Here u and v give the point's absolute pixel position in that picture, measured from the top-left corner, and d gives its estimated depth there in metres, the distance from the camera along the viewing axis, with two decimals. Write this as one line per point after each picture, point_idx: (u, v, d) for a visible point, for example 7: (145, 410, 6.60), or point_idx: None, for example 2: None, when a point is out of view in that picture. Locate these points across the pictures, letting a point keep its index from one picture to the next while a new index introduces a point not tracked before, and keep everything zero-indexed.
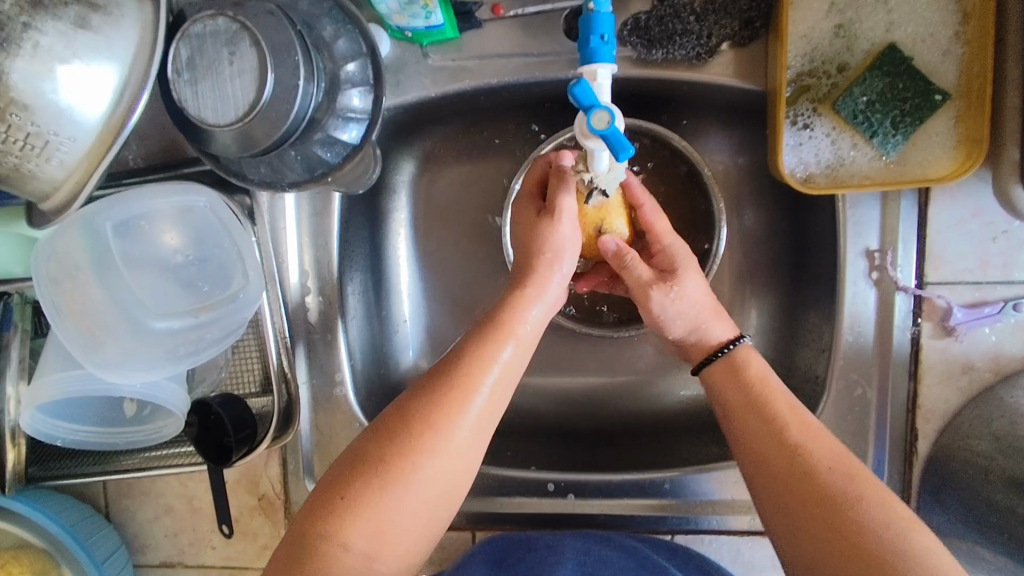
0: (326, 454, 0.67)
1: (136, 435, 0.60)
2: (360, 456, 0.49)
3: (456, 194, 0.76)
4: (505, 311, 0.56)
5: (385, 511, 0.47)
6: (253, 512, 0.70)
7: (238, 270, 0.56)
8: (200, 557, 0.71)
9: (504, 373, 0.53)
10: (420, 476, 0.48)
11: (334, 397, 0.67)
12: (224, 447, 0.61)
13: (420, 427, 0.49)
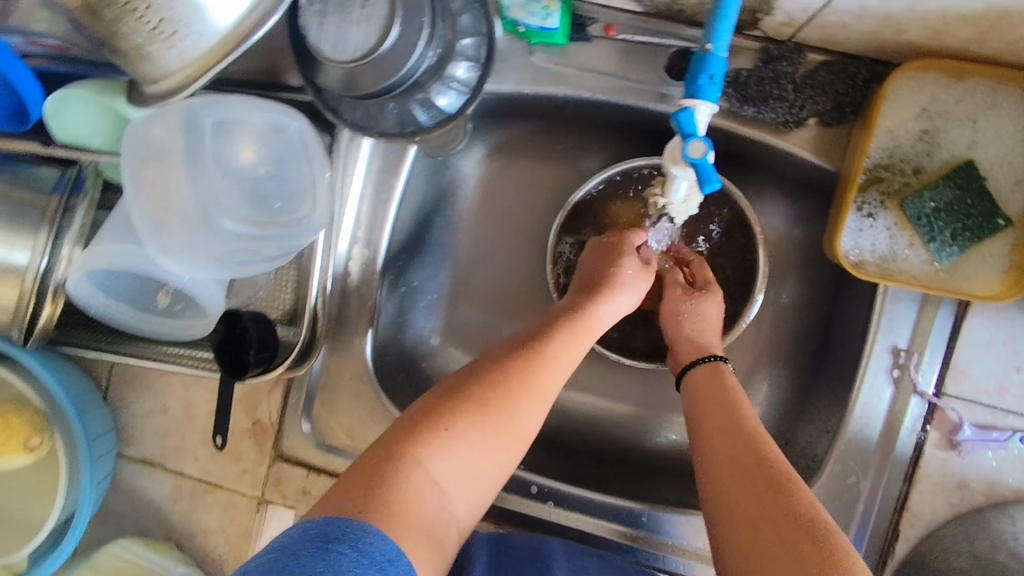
0: (326, 399, 0.71)
1: (163, 326, 0.63)
2: (442, 401, 0.58)
3: (516, 191, 0.79)
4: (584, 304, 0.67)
5: (463, 451, 0.56)
6: (244, 434, 0.72)
7: (310, 197, 0.58)
8: (180, 463, 0.73)
9: (574, 355, 0.64)
10: (497, 428, 0.58)
11: (351, 346, 0.71)
12: (241, 361, 0.62)
13: (492, 397, 0.58)
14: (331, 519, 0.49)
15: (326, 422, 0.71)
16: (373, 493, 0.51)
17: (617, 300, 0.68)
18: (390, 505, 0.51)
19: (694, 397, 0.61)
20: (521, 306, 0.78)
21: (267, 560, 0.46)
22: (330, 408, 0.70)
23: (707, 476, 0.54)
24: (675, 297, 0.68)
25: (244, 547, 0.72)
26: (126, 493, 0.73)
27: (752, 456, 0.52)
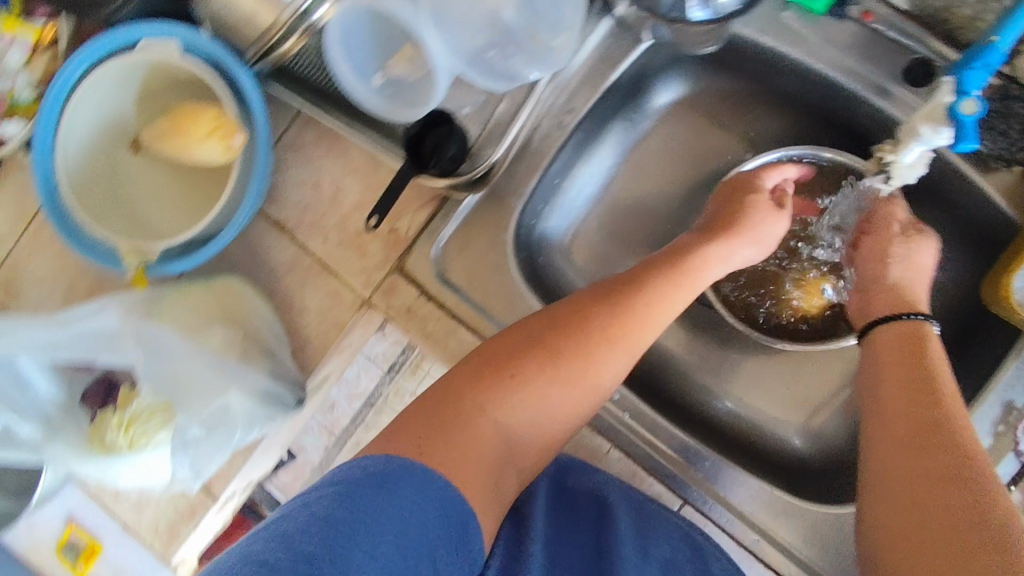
0: (465, 236, 0.74)
1: (365, 101, 0.65)
2: (523, 345, 0.64)
3: (689, 137, 0.84)
4: (694, 261, 0.70)
5: (532, 396, 0.63)
6: (377, 236, 0.75)
7: (564, 26, 0.67)
8: (309, 238, 0.76)
9: (670, 310, 0.67)
10: (566, 385, 0.63)
11: (505, 199, 0.74)
12: (426, 156, 0.66)
13: (562, 355, 0.64)
14: (392, 460, 0.55)
15: (454, 257, 0.75)
16: (442, 425, 0.59)
17: (734, 249, 0.72)
18: (452, 443, 0.58)
19: (882, 344, 0.64)
20: (639, 244, 0.84)
21: (323, 499, 0.51)
22: (467, 245, 0.74)
23: (878, 434, 0.57)
24: (890, 236, 0.69)
25: (333, 336, 0.75)
26: (247, 247, 0.77)
27: (930, 419, 0.54)
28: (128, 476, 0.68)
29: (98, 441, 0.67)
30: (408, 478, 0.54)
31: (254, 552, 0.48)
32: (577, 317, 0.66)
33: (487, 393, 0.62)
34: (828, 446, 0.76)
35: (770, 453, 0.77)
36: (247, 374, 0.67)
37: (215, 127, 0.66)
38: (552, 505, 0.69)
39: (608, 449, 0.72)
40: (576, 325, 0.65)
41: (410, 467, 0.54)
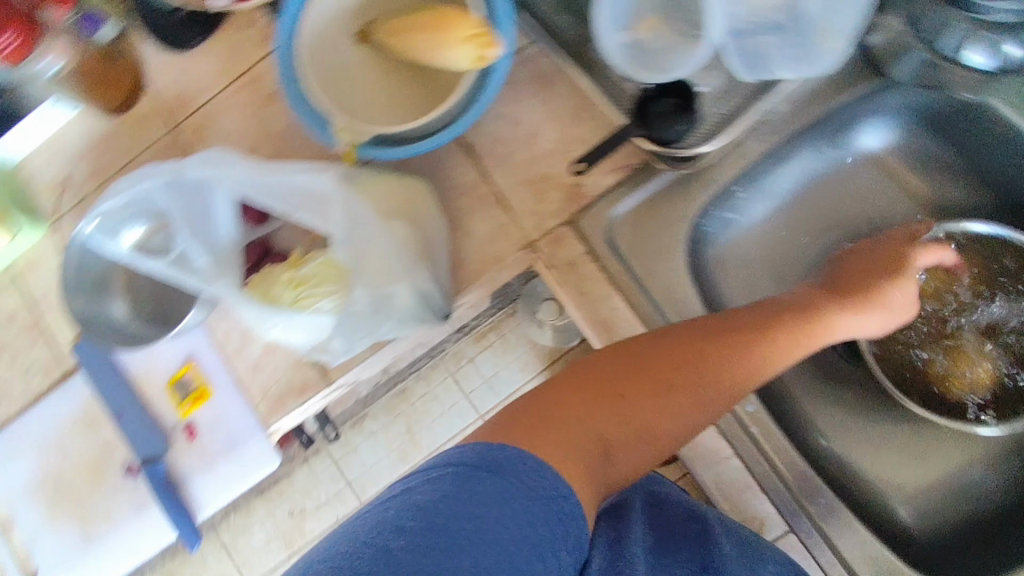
0: (645, 211, 0.75)
1: (611, 53, 0.66)
2: (621, 365, 0.62)
3: (871, 186, 0.84)
4: (812, 316, 0.68)
5: (627, 413, 0.60)
6: (558, 185, 0.76)
7: (838, 26, 0.65)
8: (493, 168, 0.77)
9: (784, 354, 0.65)
10: (664, 405, 0.61)
11: (695, 189, 0.75)
12: (664, 122, 0.67)
13: (665, 376, 0.61)
14: (504, 446, 0.51)
15: (629, 228, 0.75)
16: (542, 426, 0.55)
17: (859, 316, 0.71)
18: (553, 443, 0.53)
19: None
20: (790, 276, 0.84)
21: (451, 475, 0.50)
22: (644, 220, 0.75)
23: None
24: None
25: (490, 267, 0.76)
26: (432, 160, 0.78)
27: None
28: (278, 334, 0.69)
29: (266, 290, 0.69)
30: (525, 471, 0.50)
31: (382, 523, 0.49)
32: (697, 353, 0.63)
33: (599, 412, 0.58)
34: (930, 522, 0.76)
35: (876, 514, 0.77)
36: (422, 275, 0.69)
37: (455, 38, 0.63)
38: (648, 517, 0.67)
39: (727, 456, 0.72)
40: (685, 351, 0.63)
41: (526, 458, 0.51)
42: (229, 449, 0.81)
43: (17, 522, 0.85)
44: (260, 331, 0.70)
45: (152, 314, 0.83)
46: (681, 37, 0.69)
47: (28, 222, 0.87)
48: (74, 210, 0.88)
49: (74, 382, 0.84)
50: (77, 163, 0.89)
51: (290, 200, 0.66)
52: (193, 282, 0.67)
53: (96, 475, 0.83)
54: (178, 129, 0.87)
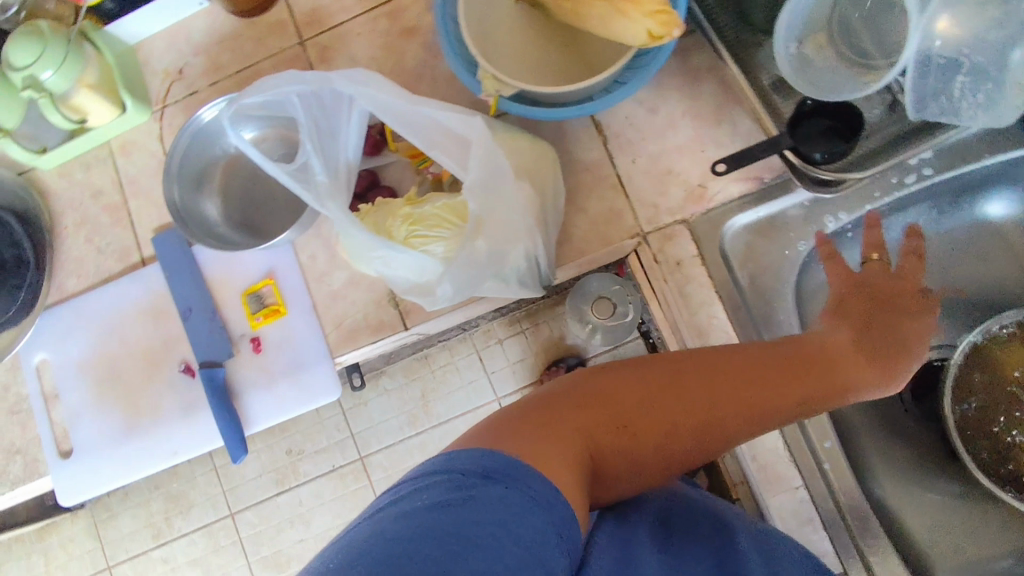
0: (762, 228, 0.74)
1: (782, 57, 0.66)
2: (621, 381, 0.55)
3: (992, 260, 0.80)
4: (838, 355, 0.61)
5: (622, 428, 0.52)
6: (682, 183, 0.75)
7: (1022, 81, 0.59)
8: (619, 152, 0.76)
9: (808, 390, 0.58)
10: (667, 422, 0.53)
11: (818, 216, 0.73)
12: (817, 139, 0.65)
13: (669, 393, 0.54)
14: (490, 454, 0.43)
15: (742, 240, 0.75)
16: (530, 431, 0.47)
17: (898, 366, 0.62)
18: (542, 448, 0.45)
19: None
20: None
21: (443, 484, 0.40)
22: (760, 238, 0.74)
23: None
24: None
25: (594, 249, 0.76)
26: (560, 130, 0.77)
27: None
28: (381, 267, 0.68)
29: (381, 220, 0.68)
30: (528, 476, 0.42)
31: (361, 549, 0.37)
32: (722, 380, 0.55)
33: (609, 436, 0.51)
34: None
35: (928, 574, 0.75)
36: (537, 241, 0.69)
37: (632, 11, 0.60)
38: (654, 527, 0.54)
39: (797, 486, 0.71)
40: (696, 370, 0.56)
41: (519, 460, 0.43)
42: (293, 370, 0.80)
43: (61, 397, 0.84)
44: (362, 259, 0.69)
45: (244, 221, 0.81)
46: (849, 66, 0.69)
47: (136, 104, 0.84)
48: (181, 101, 0.87)
49: (150, 270, 0.84)
50: (195, 54, 0.87)
51: (433, 139, 0.64)
52: (310, 200, 0.67)
53: (151, 367, 0.82)
54: (305, 43, 0.85)
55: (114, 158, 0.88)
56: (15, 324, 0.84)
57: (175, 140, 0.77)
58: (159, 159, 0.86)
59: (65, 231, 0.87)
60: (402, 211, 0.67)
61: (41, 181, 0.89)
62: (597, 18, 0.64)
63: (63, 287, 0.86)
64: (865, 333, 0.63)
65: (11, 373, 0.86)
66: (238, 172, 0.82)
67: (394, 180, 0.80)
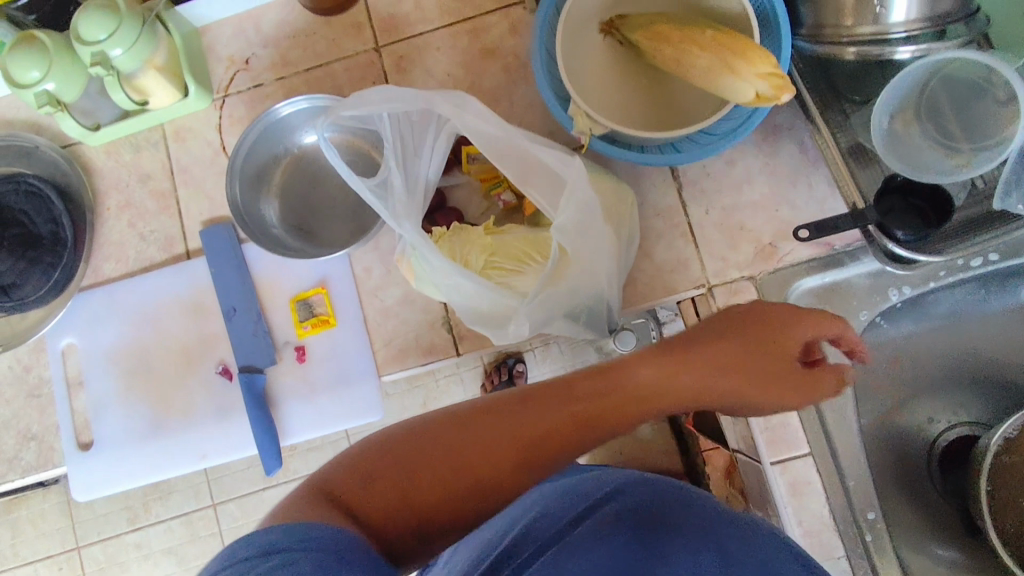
0: (828, 293, 0.74)
1: (878, 126, 0.66)
2: (458, 416, 0.52)
3: None
4: (692, 366, 0.58)
5: (447, 463, 0.50)
6: (753, 240, 0.74)
7: None
8: (694, 201, 0.76)
9: (654, 402, 0.56)
10: (499, 446, 0.51)
11: (885, 287, 0.74)
12: (894, 210, 0.66)
13: (490, 419, 0.52)
14: (277, 527, 0.39)
15: (805, 304, 0.75)
16: (320, 500, 0.45)
17: (785, 388, 0.59)
18: (319, 512, 0.43)
19: None
20: (920, 397, 0.86)
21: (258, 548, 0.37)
22: (825, 302, 0.74)
23: None
24: None
25: (658, 295, 0.75)
26: (637, 173, 0.76)
27: None
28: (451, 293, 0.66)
29: (458, 246, 0.67)
30: (320, 539, 0.39)
31: None
32: (575, 425, 0.53)
33: (422, 482, 0.49)
34: None
35: None
36: (612, 286, 0.68)
37: (743, 69, 0.60)
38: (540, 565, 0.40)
39: (839, 555, 0.70)
40: (520, 402, 0.53)
41: (311, 527, 0.40)
42: (336, 384, 0.78)
43: (87, 384, 0.81)
44: (430, 281, 0.67)
45: (298, 225, 0.79)
46: (932, 146, 0.70)
47: (198, 91, 0.81)
48: (244, 92, 0.83)
49: (195, 264, 0.81)
50: (264, 46, 0.84)
51: (529, 176, 0.63)
52: (386, 216, 0.64)
53: (186, 365, 0.80)
54: (381, 49, 0.82)
55: (167, 143, 0.84)
56: (45, 304, 0.81)
57: (245, 132, 0.76)
58: (215, 150, 0.83)
59: (108, 212, 0.84)
60: (481, 238, 0.66)
61: (87, 157, 0.85)
62: (701, 72, 0.64)
63: (99, 270, 0.83)
64: (755, 336, 0.60)
65: (34, 355, 0.82)
66: (299, 173, 0.80)
67: (460, 203, 0.78)
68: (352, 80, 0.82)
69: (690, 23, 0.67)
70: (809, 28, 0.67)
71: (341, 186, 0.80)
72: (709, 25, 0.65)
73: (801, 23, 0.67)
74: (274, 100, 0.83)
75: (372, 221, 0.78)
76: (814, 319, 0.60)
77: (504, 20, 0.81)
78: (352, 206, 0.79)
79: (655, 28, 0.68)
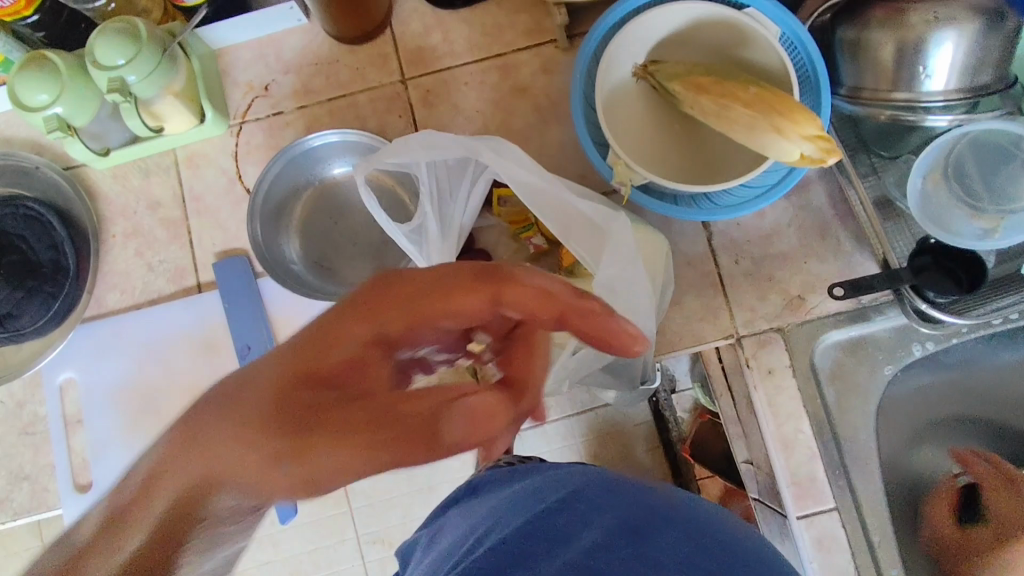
0: (852, 347, 0.75)
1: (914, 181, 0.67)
2: (196, 418, 0.38)
3: None
4: (350, 316, 0.41)
5: (198, 462, 0.36)
6: (782, 292, 0.75)
7: None
8: (724, 252, 0.75)
9: (357, 354, 0.40)
10: (272, 425, 0.37)
11: (909, 343, 0.74)
12: (927, 270, 0.67)
13: (242, 397, 0.38)
14: None
15: (830, 357, 0.75)
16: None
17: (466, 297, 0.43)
18: None
19: None
20: (936, 446, 0.86)
21: None
22: (850, 355, 0.75)
23: None
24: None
25: (686, 345, 0.75)
26: (669, 221, 0.76)
27: None
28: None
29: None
30: None
31: None
32: (368, 354, 0.40)
33: (176, 500, 0.34)
34: None
35: None
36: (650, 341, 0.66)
37: (791, 132, 0.60)
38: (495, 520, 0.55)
39: None
40: (275, 370, 0.39)
41: None
42: None
43: (86, 422, 0.77)
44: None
45: (318, 261, 0.76)
46: (957, 204, 0.69)
47: (215, 117, 0.77)
48: (262, 120, 0.80)
49: (207, 298, 0.78)
50: (285, 72, 0.81)
51: (571, 229, 0.62)
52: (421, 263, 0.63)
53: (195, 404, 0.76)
54: (408, 81, 0.80)
55: (178, 169, 0.80)
56: (44, 335, 0.77)
57: (271, 162, 0.72)
58: (229, 179, 0.80)
59: (113, 240, 0.80)
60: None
61: (91, 180, 0.81)
62: (742, 128, 0.63)
63: (103, 301, 0.79)
64: (405, 303, 0.42)
65: (28, 390, 0.78)
66: (321, 206, 0.77)
67: (487, 244, 0.77)
68: (376, 112, 0.80)
69: (731, 77, 0.67)
70: (849, 88, 0.68)
71: (365, 222, 0.77)
72: (752, 81, 0.64)
73: (840, 83, 0.68)
74: (294, 129, 0.80)
75: (396, 261, 0.76)
76: (442, 274, 0.44)
77: (536, 59, 0.79)
78: (376, 243, 0.77)
79: (696, 79, 0.67)
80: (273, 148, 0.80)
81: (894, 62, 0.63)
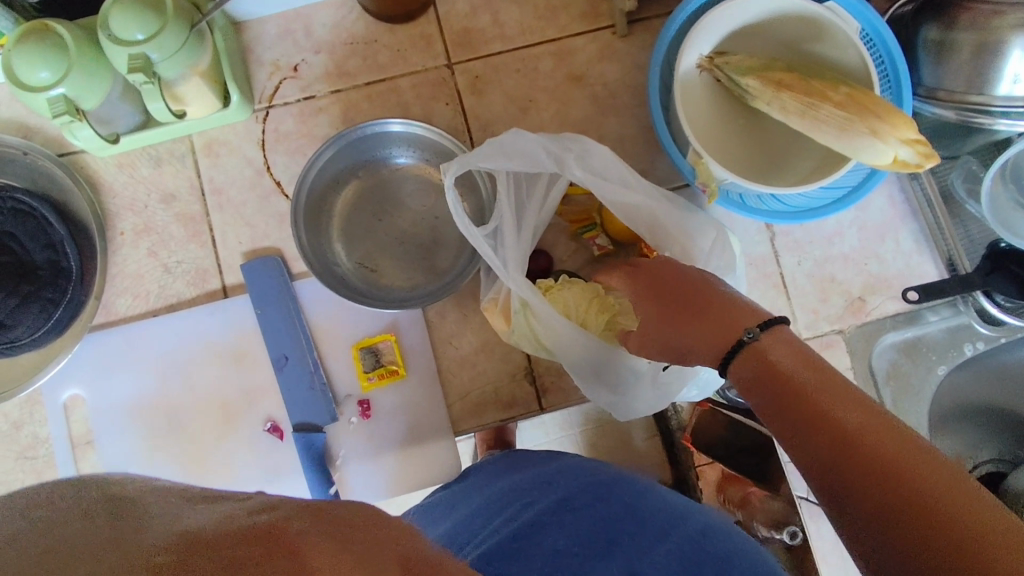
0: (907, 346, 0.75)
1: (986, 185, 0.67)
2: None
3: None
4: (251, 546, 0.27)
5: None
6: (844, 293, 0.74)
7: None
8: (787, 252, 0.74)
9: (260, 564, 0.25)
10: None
11: (961, 341, 0.75)
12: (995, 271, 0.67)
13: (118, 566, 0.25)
14: None
15: (887, 357, 0.75)
16: None
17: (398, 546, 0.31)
18: None
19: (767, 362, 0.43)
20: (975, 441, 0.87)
21: None
22: (905, 355, 0.75)
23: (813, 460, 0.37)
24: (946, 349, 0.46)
25: None
26: (733, 220, 0.74)
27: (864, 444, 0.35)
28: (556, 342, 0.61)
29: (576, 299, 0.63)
30: None
31: None
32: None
33: None
34: None
35: None
36: None
37: (888, 135, 0.59)
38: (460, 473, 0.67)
39: None
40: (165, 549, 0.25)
41: None
42: (406, 442, 0.70)
43: (97, 444, 0.68)
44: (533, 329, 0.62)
45: (362, 261, 0.70)
46: (1014, 208, 0.69)
47: (241, 101, 0.69)
48: (293, 104, 0.73)
49: (234, 303, 0.70)
50: (316, 51, 0.73)
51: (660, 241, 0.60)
52: (495, 266, 0.56)
53: (225, 420, 0.69)
54: (454, 66, 0.74)
55: (196, 158, 0.72)
56: (42, 347, 0.67)
57: (321, 148, 0.65)
58: (256, 170, 0.72)
59: (122, 238, 0.71)
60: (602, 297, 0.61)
61: (92, 169, 0.71)
62: (832, 130, 0.61)
63: (112, 307, 0.70)
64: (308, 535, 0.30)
65: (25, 410, 0.69)
66: (366, 201, 0.71)
67: (546, 244, 0.72)
68: (420, 98, 0.74)
69: (813, 76, 0.64)
70: (927, 88, 0.66)
71: (414, 220, 0.71)
72: (840, 80, 0.62)
73: (919, 83, 0.67)
74: (328, 114, 0.73)
75: (449, 263, 0.70)
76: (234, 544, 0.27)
77: (592, 45, 0.74)
78: (426, 242, 0.71)
79: (777, 76, 0.64)
80: (305, 136, 0.73)
81: (976, 61, 0.61)
